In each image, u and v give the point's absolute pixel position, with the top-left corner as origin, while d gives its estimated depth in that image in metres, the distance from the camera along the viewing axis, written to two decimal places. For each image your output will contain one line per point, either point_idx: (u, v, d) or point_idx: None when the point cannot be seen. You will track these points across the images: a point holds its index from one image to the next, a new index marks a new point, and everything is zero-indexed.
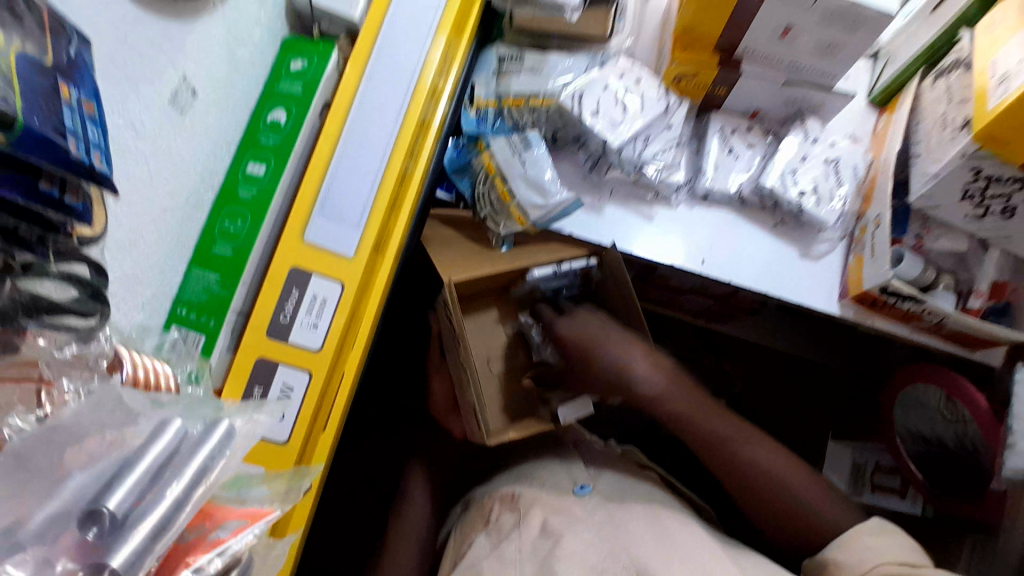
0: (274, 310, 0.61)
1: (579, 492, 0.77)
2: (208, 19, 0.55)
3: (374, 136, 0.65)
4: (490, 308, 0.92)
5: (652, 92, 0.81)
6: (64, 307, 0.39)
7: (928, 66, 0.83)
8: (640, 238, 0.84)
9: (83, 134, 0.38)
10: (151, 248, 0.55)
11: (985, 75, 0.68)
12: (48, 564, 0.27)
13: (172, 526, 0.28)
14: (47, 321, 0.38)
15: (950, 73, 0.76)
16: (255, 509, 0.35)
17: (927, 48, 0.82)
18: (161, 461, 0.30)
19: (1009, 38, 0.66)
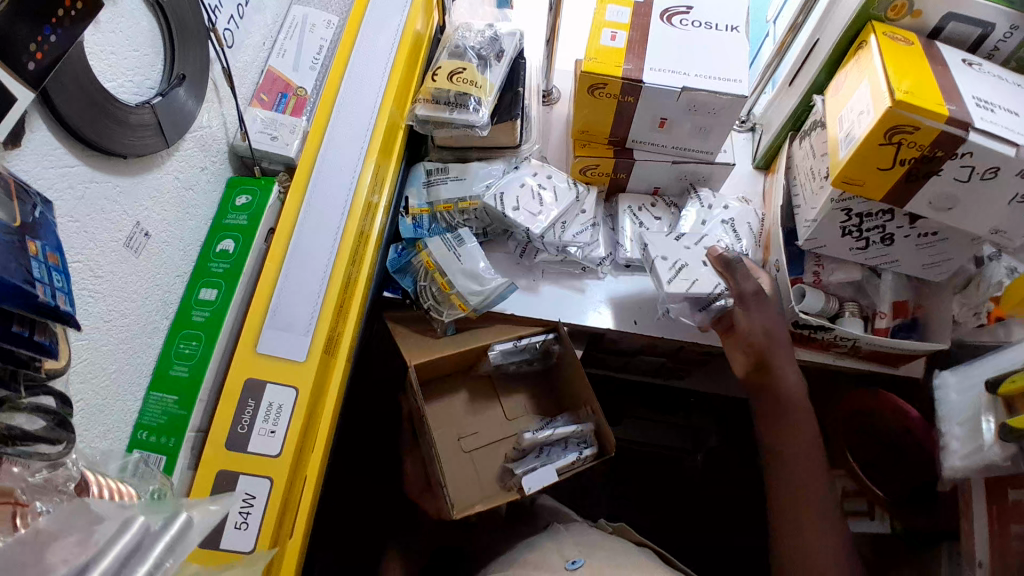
0: (232, 423, 0.65)
1: (572, 568, 0.77)
2: (157, 172, 0.64)
3: (315, 251, 0.72)
4: (458, 390, 0.98)
5: (563, 184, 0.93)
6: (33, 434, 0.42)
7: (795, 129, 0.99)
8: (584, 309, 0.92)
9: (49, 280, 0.44)
10: (111, 376, 0.59)
11: (837, 129, 0.80)
12: None
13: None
14: (21, 448, 0.41)
15: (812, 133, 0.90)
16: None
17: (792, 115, 0.98)
18: (127, 551, 0.31)
19: (849, 99, 0.79)
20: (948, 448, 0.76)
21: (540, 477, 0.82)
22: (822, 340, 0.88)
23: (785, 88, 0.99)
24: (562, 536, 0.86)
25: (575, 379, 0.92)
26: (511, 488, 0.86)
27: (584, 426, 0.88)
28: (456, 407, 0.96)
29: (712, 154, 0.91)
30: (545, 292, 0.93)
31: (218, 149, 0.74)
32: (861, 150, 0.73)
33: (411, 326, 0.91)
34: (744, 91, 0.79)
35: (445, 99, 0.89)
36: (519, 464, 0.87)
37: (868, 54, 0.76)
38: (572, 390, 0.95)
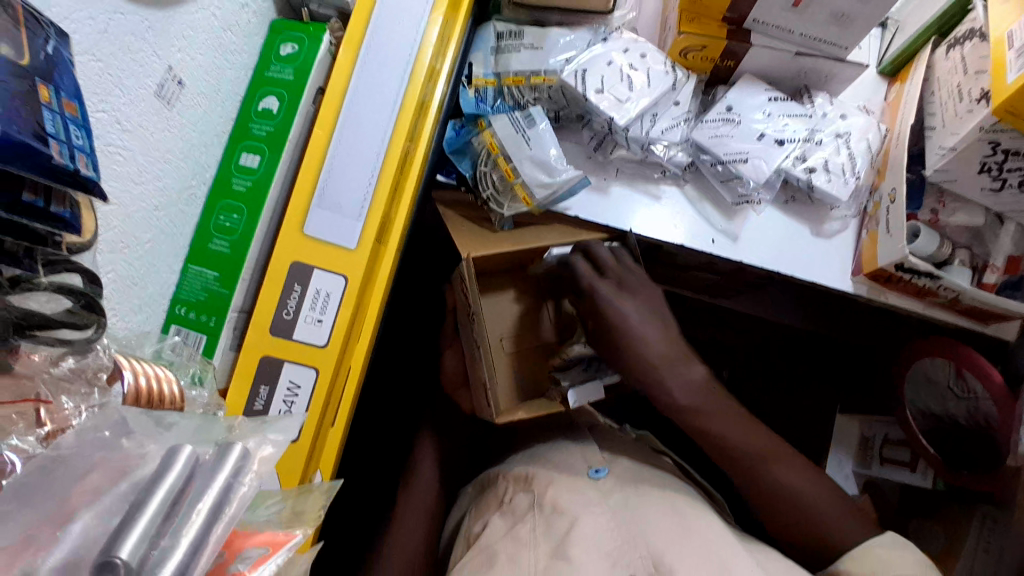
0: (276, 308, 0.60)
1: (594, 475, 0.76)
2: (190, 4, 0.52)
3: (371, 122, 0.62)
4: (506, 289, 0.92)
5: (658, 67, 0.78)
6: (56, 321, 0.37)
7: (939, 36, 0.80)
8: (632, 216, 0.82)
9: (66, 138, 0.36)
10: (144, 245, 0.53)
11: (1002, 45, 0.64)
12: None
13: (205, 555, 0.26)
14: (37, 336, 0.36)
15: (965, 44, 0.73)
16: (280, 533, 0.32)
17: (942, 15, 0.78)
18: (176, 492, 0.27)
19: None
20: None
21: (586, 392, 0.80)
22: (921, 287, 0.78)
23: None
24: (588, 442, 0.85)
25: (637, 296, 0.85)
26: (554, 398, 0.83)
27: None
28: (503, 307, 0.91)
29: (846, 50, 0.75)
30: (612, 201, 0.82)
31: None
32: None
33: (464, 217, 0.82)
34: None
35: None
36: (565, 376, 0.82)
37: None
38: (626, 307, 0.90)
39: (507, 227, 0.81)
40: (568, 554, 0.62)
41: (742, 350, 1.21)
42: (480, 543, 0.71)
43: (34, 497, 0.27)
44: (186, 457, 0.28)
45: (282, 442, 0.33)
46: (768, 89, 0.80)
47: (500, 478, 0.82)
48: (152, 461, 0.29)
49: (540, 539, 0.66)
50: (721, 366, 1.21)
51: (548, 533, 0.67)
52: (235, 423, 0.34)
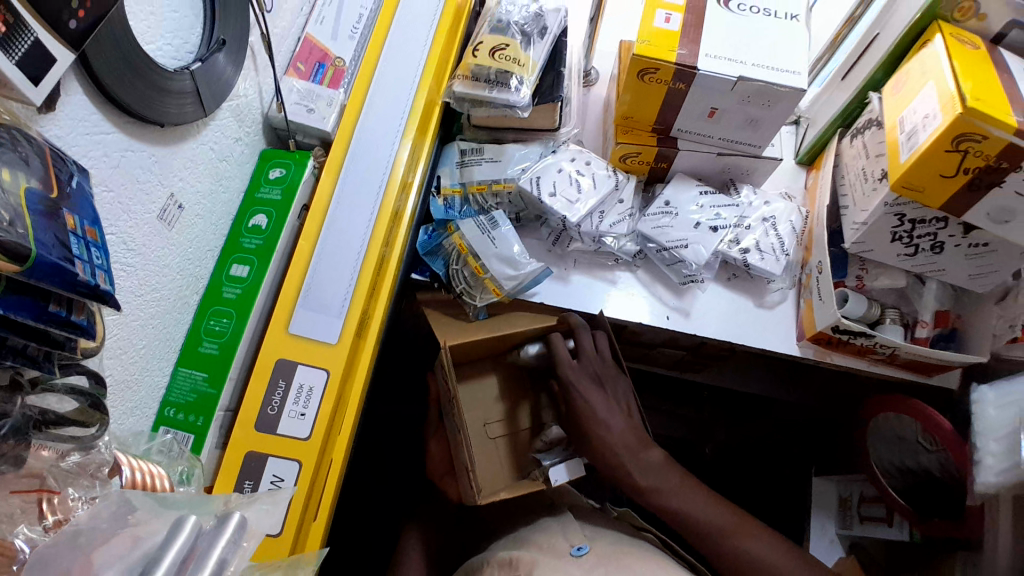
0: (262, 404, 0.63)
1: (577, 554, 0.76)
2: (192, 142, 0.61)
3: (350, 231, 0.70)
4: (488, 375, 0.96)
5: (602, 171, 0.89)
6: (65, 418, 0.43)
7: (845, 126, 0.94)
8: (603, 302, 0.90)
9: (88, 258, 0.42)
10: (139, 352, 0.57)
11: (896, 130, 0.76)
12: None
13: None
14: (50, 433, 0.42)
15: (865, 132, 0.86)
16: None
17: (843, 111, 0.93)
18: (183, 555, 0.30)
19: (914, 95, 0.74)
20: (982, 463, 0.75)
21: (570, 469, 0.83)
22: (860, 346, 0.85)
23: (837, 82, 0.95)
24: (572, 521, 0.86)
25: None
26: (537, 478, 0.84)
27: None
28: (483, 394, 0.95)
29: (760, 148, 0.87)
30: (571, 284, 0.90)
31: (252, 120, 0.72)
32: (924, 156, 0.69)
33: (440, 309, 0.89)
34: (803, 83, 0.75)
35: (485, 76, 0.84)
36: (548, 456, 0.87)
37: (930, 53, 0.73)
38: None
39: (483, 317, 0.88)
40: None
41: (721, 425, 1.26)
42: None
43: (52, 568, 0.31)
44: (191, 526, 0.31)
45: (273, 515, 0.36)
46: (698, 185, 0.92)
47: (485, 565, 0.81)
48: (156, 532, 0.32)
49: None
50: (703, 443, 1.25)
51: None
52: (228, 499, 0.37)
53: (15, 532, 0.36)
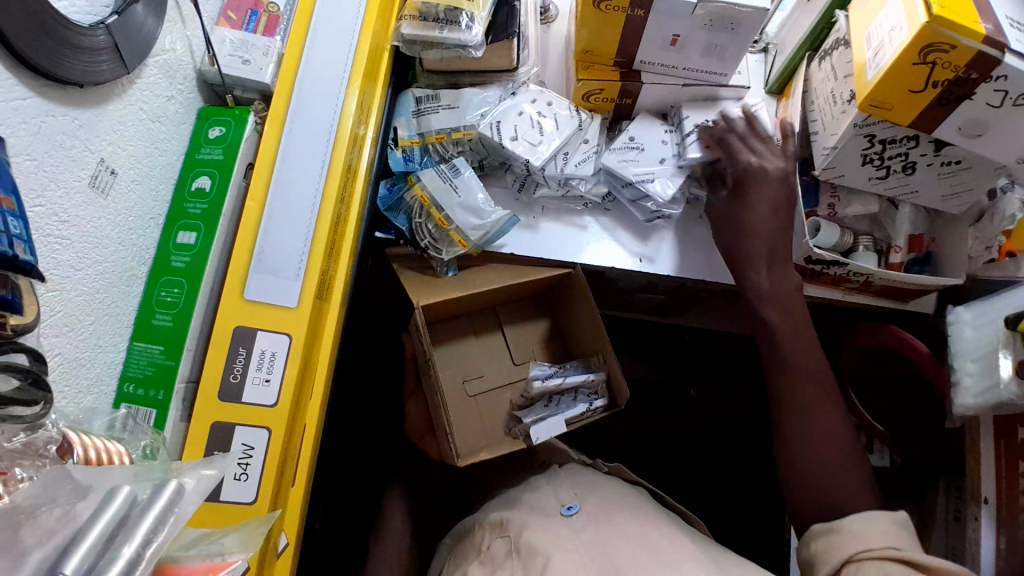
0: (224, 373, 0.62)
1: (567, 513, 0.78)
2: (119, 102, 0.57)
3: (300, 189, 0.67)
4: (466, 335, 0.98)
5: (564, 111, 0.86)
6: (5, 398, 0.42)
7: (812, 50, 0.90)
8: (584, 249, 0.87)
9: (4, 228, 0.39)
10: (87, 327, 0.55)
11: (863, 48, 0.73)
12: None
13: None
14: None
15: (832, 54, 0.83)
16: (215, 561, 0.33)
17: (810, 34, 0.90)
18: (112, 527, 0.29)
19: (880, 8, 0.70)
20: (961, 384, 0.76)
21: (550, 427, 0.83)
22: (834, 275, 0.86)
23: (806, 2, 0.93)
24: (559, 476, 0.88)
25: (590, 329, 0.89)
26: (517, 436, 0.89)
27: (594, 376, 0.89)
28: (460, 352, 0.97)
29: (727, 76, 0.84)
30: (539, 230, 0.87)
31: (185, 76, 0.67)
32: (892, 72, 0.67)
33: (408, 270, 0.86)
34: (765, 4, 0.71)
35: (434, 15, 0.79)
36: (528, 412, 0.88)
37: None
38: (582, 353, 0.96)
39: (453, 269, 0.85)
40: None
41: (702, 364, 1.28)
42: None
43: None
44: (123, 496, 0.30)
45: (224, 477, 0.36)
46: (665, 126, 0.88)
47: (478, 526, 0.83)
48: (90, 501, 0.31)
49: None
50: (688, 384, 1.27)
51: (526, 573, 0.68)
52: (174, 467, 0.36)
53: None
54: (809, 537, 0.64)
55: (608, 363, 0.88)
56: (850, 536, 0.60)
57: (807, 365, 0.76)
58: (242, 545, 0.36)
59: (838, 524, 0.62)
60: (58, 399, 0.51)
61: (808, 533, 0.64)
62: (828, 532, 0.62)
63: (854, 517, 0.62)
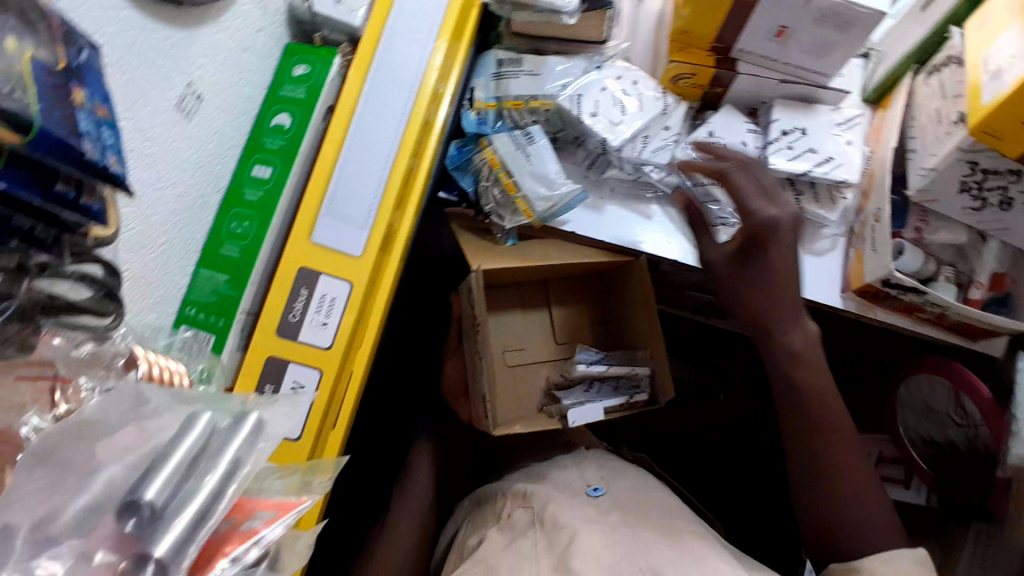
0: (284, 310, 0.63)
1: (594, 494, 0.78)
2: (212, 27, 0.57)
3: (377, 140, 0.66)
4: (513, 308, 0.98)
5: (650, 92, 0.82)
6: (79, 306, 0.41)
7: (919, 63, 0.84)
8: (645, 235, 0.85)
9: (98, 136, 0.38)
10: (159, 248, 0.56)
11: (977, 69, 0.68)
12: (85, 557, 0.27)
13: (207, 526, 0.28)
14: (62, 320, 0.41)
15: (943, 70, 0.77)
16: (290, 499, 0.34)
17: (917, 48, 0.83)
18: (192, 454, 0.30)
19: (999, 31, 0.66)
20: None
21: (587, 414, 0.84)
22: (908, 304, 0.82)
23: (917, 12, 0.85)
24: (586, 458, 0.87)
25: (642, 322, 0.88)
26: (554, 415, 0.88)
27: (639, 370, 0.88)
28: (507, 322, 0.97)
29: (828, 77, 0.79)
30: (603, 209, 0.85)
31: (276, 9, 0.66)
32: (1009, 102, 0.62)
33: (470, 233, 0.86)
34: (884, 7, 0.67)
35: None
36: (568, 394, 0.88)
37: None
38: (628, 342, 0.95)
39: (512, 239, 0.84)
40: (570, 563, 0.64)
41: (737, 371, 1.25)
42: (477, 556, 0.71)
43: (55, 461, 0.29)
44: (203, 425, 0.31)
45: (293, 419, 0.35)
46: (747, 122, 0.83)
47: (498, 495, 0.83)
48: (164, 425, 0.31)
49: (541, 553, 0.67)
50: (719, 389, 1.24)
51: (548, 547, 0.68)
52: (246, 400, 0.37)
53: (23, 422, 0.37)
54: (828, 571, 0.67)
55: (656, 360, 0.86)
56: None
57: (823, 385, 0.75)
58: (319, 486, 0.36)
59: (857, 563, 0.65)
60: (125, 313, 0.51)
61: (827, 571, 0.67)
62: (847, 570, 0.65)
63: (875, 557, 0.65)
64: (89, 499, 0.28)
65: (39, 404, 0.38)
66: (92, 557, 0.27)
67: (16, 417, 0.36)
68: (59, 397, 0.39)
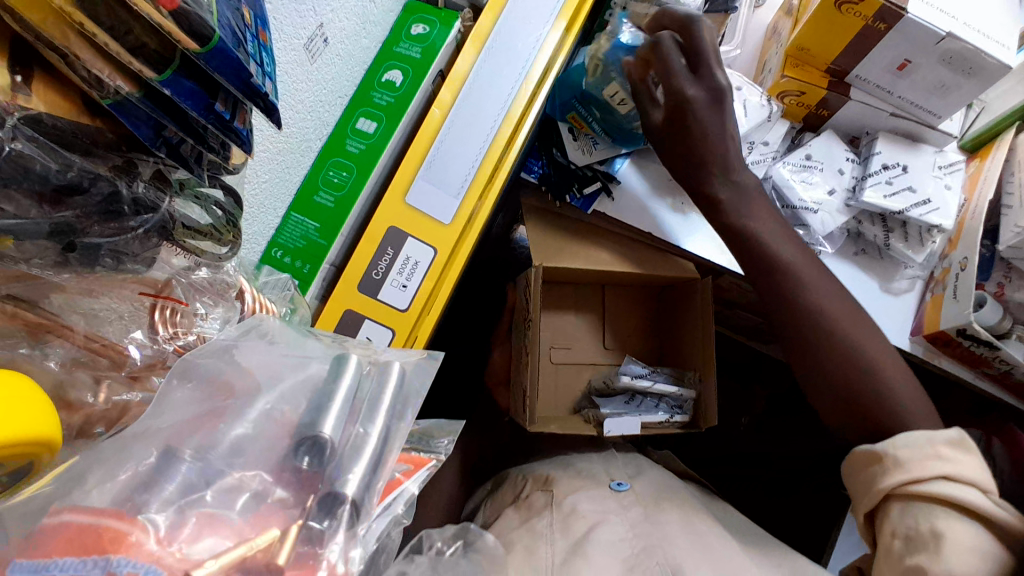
0: (369, 266, 0.63)
1: (617, 488, 0.76)
2: None
3: (483, 110, 0.65)
4: (566, 309, 0.98)
5: (755, 99, 0.80)
6: (201, 232, 0.40)
7: None
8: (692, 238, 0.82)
9: (260, 61, 0.36)
10: (263, 186, 0.56)
11: None
12: (262, 496, 0.29)
13: (384, 464, 0.32)
14: (185, 243, 0.39)
15: None
16: (416, 455, 0.38)
17: None
18: (349, 402, 0.33)
19: None
20: None
21: (624, 424, 0.80)
22: (977, 355, 0.79)
23: None
24: (614, 457, 0.86)
25: (695, 337, 0.85)
26: (590, 420, 0.86)
27: (685, 391, 0.85)
28: (557, 320, 0.97)
29: (939, 118, 0.77)
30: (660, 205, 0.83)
31: None
32: None
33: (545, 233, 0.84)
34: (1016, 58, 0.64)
35: None
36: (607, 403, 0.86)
37: None
38: (671, 356, 0.95)
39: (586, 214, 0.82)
40: (585, 551, 0.63)
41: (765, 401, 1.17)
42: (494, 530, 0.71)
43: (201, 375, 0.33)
44: (355, 371, 0.34)
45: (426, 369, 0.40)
46: (846, 151, 0.82)
47: (522, 476, 0.84)
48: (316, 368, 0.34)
49: (556, 536, 0.66)
50: (740, 414, 1.18)
51: (564, 530, 0.67)
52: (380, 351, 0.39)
53: (130, 338, 0.37)
54: (855, 459, 0.62)
55: (704, 382, 0.83)
56: (896, 466, 0.58)
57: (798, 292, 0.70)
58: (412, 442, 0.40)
59: (882, 452, 0.60)
60: (244, 250, 0.55)
61: (855, 461, 0.62)
62: (873, 461, 0.60)
63: (900, 442, 0.59)
64: (247, 429, 0.31)
65: (141, 323, 0.38)
66: (269, 496, 0.29)
67: (122, 331, 0.37)
68: (160, 319, 0.39)
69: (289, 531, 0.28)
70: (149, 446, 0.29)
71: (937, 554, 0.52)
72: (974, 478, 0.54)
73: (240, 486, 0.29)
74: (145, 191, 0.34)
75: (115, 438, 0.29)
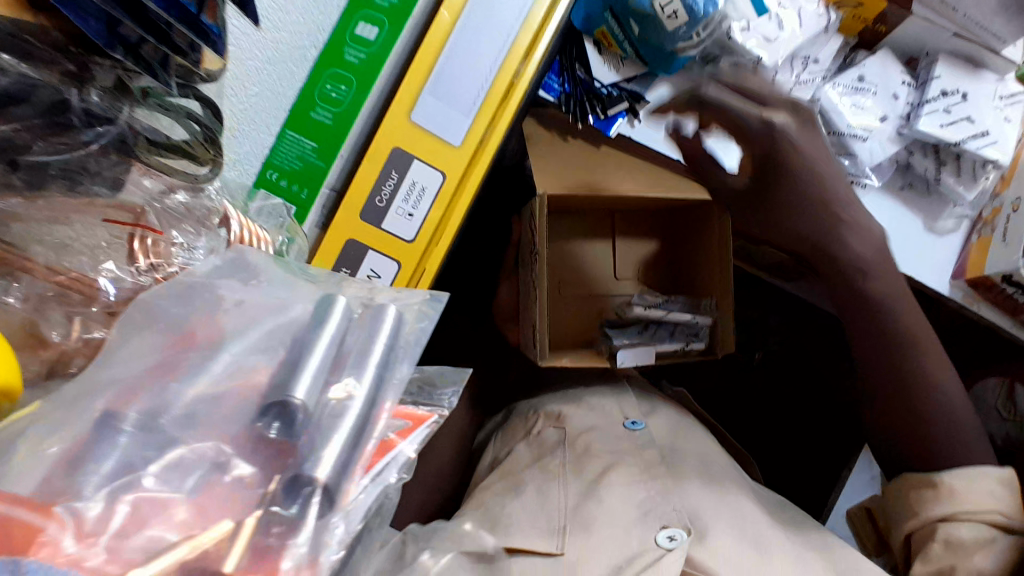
0: (372, 191, 0.58)
1: (631, 427, 0.74)
2: None
3: (498, 15, 0.57)
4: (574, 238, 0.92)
5: (812, 7, 0.72)
6: (175, 147, 0.36)
7: None
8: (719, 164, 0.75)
9: None
10: (252, 99, 0.50)
11: None
12: (220, 468, 0.27)
13: (369, 436, 0.29)
14: (156, 159, 0.36)
15: None
16: (416, 410, 0.34)
17: None
18: (331, 354, 0.30)
19: None
20: None
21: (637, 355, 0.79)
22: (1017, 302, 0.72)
23: None
24: (626, 393, 0.84)
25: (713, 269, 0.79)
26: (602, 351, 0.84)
27: (700, 318, 0.82)
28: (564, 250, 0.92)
29: (1005, 41, 0.69)
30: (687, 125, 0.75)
31: None
32: None
33: (557, 156, 0.77)
34: None
35: None
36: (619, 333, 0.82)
37: None
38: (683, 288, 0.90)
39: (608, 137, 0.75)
40: (600, 494, 0.62)
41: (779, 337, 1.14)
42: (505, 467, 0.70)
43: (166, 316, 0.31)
44: (341, 312, 0.31)
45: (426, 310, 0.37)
46: (902, 73, 0.74)
47: (532, 412, 0.81)
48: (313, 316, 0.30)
49: (571, 477, 0.65)
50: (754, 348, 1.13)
51: (578, 472, 0.66)
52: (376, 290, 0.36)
53: (101, 270, 0.33)
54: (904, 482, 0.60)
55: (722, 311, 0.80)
56: (947, 495, 0.56)
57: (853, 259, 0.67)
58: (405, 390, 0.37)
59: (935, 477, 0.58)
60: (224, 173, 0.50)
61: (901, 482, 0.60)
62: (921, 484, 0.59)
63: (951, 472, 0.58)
64: (212, 386, 0.28)
65: (116, 255, 0.34)
66: (229, 470, 0.27)
67: (93, 263, 0.33)
68: (138, 248, 0.35)
69: (243, 524, 0.25)
70: (106, 401, 0.27)
71: (974, 562, 0.53)
72: (1012, 513, 0.55)
73: (190, 464, 0.26)
74: (99, 101, 0.30)
75: (68, 392, 0.27)
